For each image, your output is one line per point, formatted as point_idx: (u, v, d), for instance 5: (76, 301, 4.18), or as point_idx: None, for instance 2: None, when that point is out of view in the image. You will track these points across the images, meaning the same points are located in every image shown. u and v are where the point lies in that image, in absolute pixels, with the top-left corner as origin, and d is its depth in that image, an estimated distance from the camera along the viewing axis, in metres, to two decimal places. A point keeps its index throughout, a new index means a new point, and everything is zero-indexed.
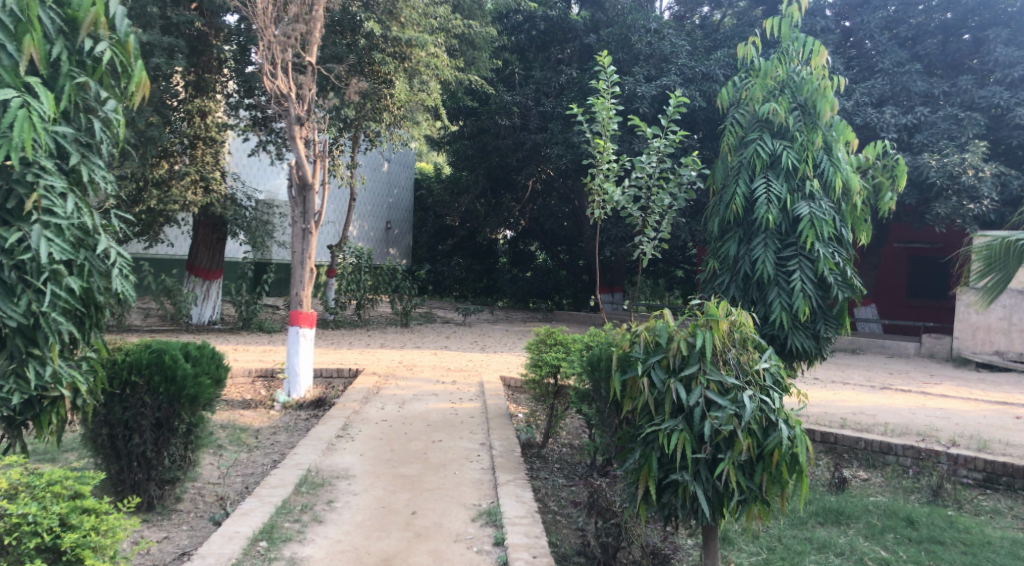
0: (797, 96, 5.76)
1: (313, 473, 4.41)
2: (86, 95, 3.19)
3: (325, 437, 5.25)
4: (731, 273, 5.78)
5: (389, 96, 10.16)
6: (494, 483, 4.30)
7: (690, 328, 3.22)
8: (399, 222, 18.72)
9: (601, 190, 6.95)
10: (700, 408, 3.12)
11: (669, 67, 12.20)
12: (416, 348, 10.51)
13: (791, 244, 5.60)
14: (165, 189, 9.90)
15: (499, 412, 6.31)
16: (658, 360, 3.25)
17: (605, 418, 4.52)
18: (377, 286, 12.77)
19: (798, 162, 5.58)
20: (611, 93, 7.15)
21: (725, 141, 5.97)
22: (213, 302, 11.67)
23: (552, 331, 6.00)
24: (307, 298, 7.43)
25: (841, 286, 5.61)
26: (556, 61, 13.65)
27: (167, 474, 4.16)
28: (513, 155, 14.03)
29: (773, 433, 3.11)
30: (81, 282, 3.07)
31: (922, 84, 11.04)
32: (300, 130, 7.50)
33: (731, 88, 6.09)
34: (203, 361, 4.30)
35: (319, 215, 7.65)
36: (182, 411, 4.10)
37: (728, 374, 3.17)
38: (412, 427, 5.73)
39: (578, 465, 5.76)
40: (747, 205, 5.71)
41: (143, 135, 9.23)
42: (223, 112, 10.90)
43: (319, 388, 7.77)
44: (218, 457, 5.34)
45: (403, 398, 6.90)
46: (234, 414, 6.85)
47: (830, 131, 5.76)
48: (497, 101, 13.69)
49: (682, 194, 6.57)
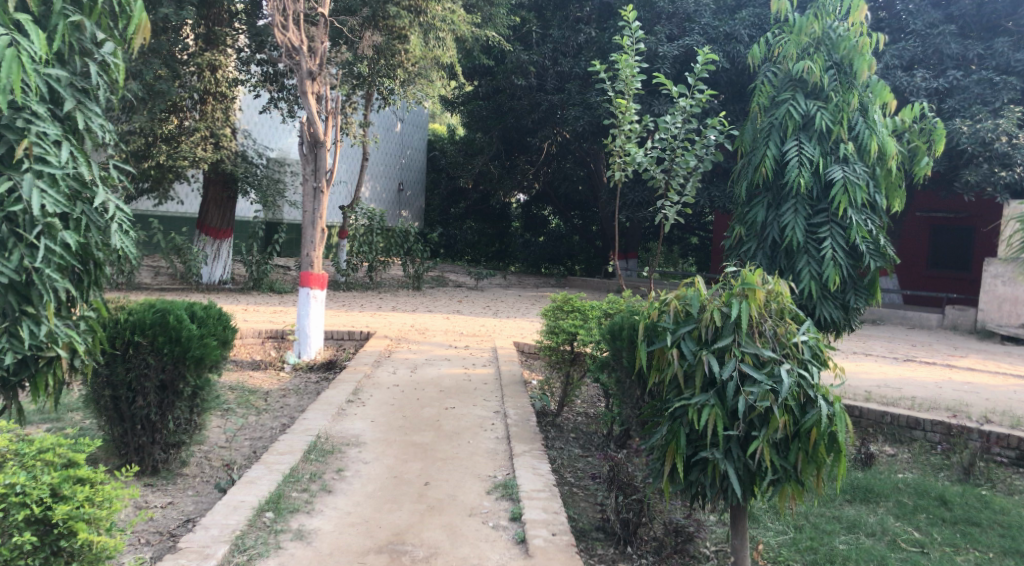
0: (833, 54, 5.43)
1: (323, 440, 4.28)
2: (82, 36, 2.99)
3: (335, 402, 5.11)
4: (758, 240, 5.54)
5: (403, 52, 9.87)
6: (510, 453, 4.15)
7: (724, 298, 3.02)
8: (412, 183, 18.43)
9: (623, 152, 6.69)
10: (734, 383, 2.92)
11: (692, 26, 11.79)
12: (428, 311, 10.37)
13: (822, 210, 5.35)
14: (175, 145, 9.66)
15: (513, 379, 6.16)
16: (688, 330, 3.05)
17: (626, 389, 4.33)
18: (389, 248, 12.64)
19: (832, 124, 5.28)
20: (636, 50, 6.83)
21: (755, 101, 5.67)
22: (224, 262, 11.53)
23: (569, 298, 5.78)
24: (318, 259, 7.25)
25: (873, 255, 5.35)
26: (574, 20, 13.20)
27: (172, 438, 4.04)
28: (528, 116, 13.73)
29: (811, 411, 2.90)
30: (77, 236, 2.92)
31: (956, 46, 10.59)
32: (312, 86, 7.25)
33: (763, 44, 5.77)
34: (209, 323, 4.14)
35: (330, 174, 7.44)
36: (186, 373, 3.96)
37: (764, 347, 2.95)
38: (423, 393, 5.58)
39: (594, 435, 5.61)
40: (778, 169, 5.43)
41: (152, 88, 9.02)
42: (233, 67, 10.43)
43: (330, 351, 7.64)
44: (226, 420, 5.24)
45: (415, 362, 6.76)
46: (244, 376, 6.73)
47: (867, 91, 5.45)
48: (513, 60, 13.29)
49: (708, 157, 6.29)
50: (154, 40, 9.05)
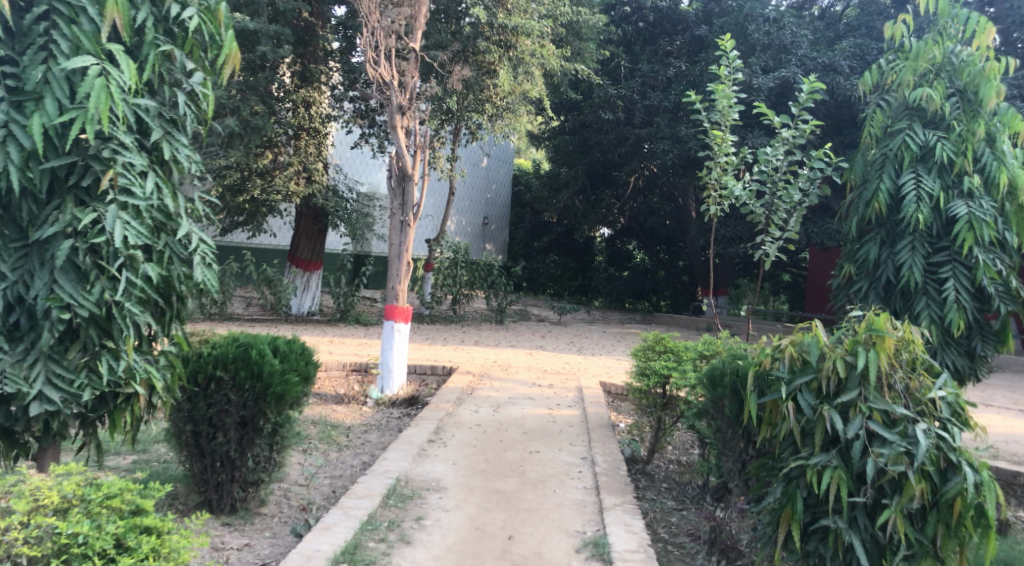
0: (956, 80, 4.95)
1: (402, 484, 4.13)
2: (172, 66, 3.09)
3: (416, 441, 4.95)
4: (870, 280, 5.07)
5: (492, 87, 9.86)
6: (600, 507, 3.89)
7: (849, 346, 2.65)
8: (498, 217, 18.49)
9: (719, 185, 6.38)
10: (861, 443, 2.53)
11: (788, 57, 11.31)
12: (511, 347, 10.17)
13: (943, 248, 4.84)
14: (269, 179, 9.95)
15: (600, 422, 5.84)
16: (806, 381, 2.71)
17: (727, 441, 3.98)
18: (473, 281, 12.55)
19: (954, 155, 4.78)
20: (734, 79, 6.52)
21: (867, 131, 5.26)
22: (313, 293, 11.69)
23: (661, 337, 5.47)
24: (403, 292, 7.17)
25: (1004, 297, 4.77)
26: (663, 53, 13.02)
27: (251, 476, 3.97)
28: (615, 150, 13.50)
29: (953, 479, 2.45)
30: (159, 269, 3.00)
31: None
32: (401, 120, 7.25)
33: (875, 70, 5.36)
34: (291, 358, 4.06)
35: (417, 207, 7.39)
36: (267, 409, 3.87)
37: (896, 403, 2.56)
38: (507, 434, 5.35)
39: (688, 486, 5.23)
40: (893, 203, 4.96)
41: (249, 124, 9.33)
42: (327, 104, 10.78)
43: (412, 386, 7.54)
44: (308, 455, 5.18)
45: (498, 400, 6.55)
46: (327, 410, 6.70)
47: (994, 119, 4.91)
48: (601, 94, 13.11)
49: (813, 191, 5.87)
50: (253, 77, 9.38)
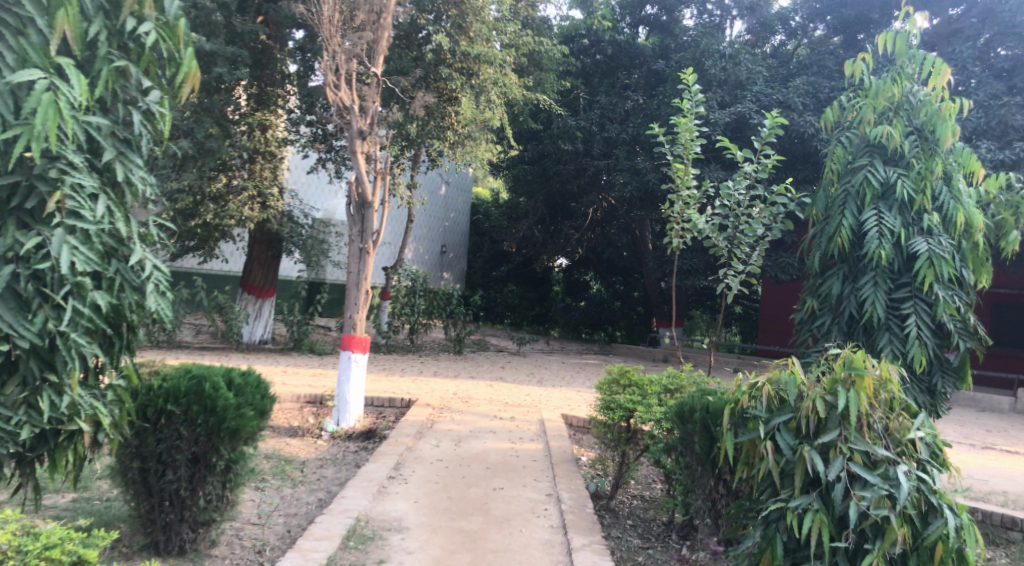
0: (913, 119, 5.09)
1: (362, 523, 3.97)
2: (127, 82, 2.94)
3: (375, 478, 4.78)
4: (833, 314, 5.10)
5: (454, 115, 9.82)
6: (568, 548, 3.78)
7: (828, 384, 2.62)
8: (456, 246, 18.42)
9: (681, 218, 6.40)
10: (843, 484, 2.49)
11: (743, 93, 11.56)
12: (471, 377, 10.01)
13: (903, 284, 4.91)
14: (222, 204, 9.70)
15: (563, 457, 5.74)
16: (784, 420, 2.67)
17: (698, 478, 3.90)
18: (431, 310, 12.36)
19: (914, 193, 4.88)
20: (696, 113, 6.58)
21: (829, 166, 5.34)
22: (265, 321, 11.39)
23: (625, 370, 5.39)
24: (361, 321, 6.99)
25: (963, 333, 4.85)
26: (621, 86, 13.24)
27: (201, 517, 3.76)
28: (574, 181, 13.56)
29: (935, 522, 2.43)
30: (109, 297, 2.83)
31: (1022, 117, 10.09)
32: (362, 146, 7.14)
33: (836, 108, 5.47)
34: (246, 391, 3.86)
35: (377, 234, 7.25)
36: (220, 446, 3.68)
37: (876, 444, 2.53)
38: (469, 470, 5.21)
39: (653, 523, 5.16)
40: (855, 239, 5.03)
41: (203, 147, 9.12)
42: (284, 128, 10.54)
43: (370, 419, 7.33)
44: (261, 491, 4.97)
45: (459, 434, 6.40)
46: (280, 443, 6.47)
47: (950, 158, 5.04)
48: (560, 125, 13.17)
49: (775, 225, 5.94)
50: (208, 99, 9.19)
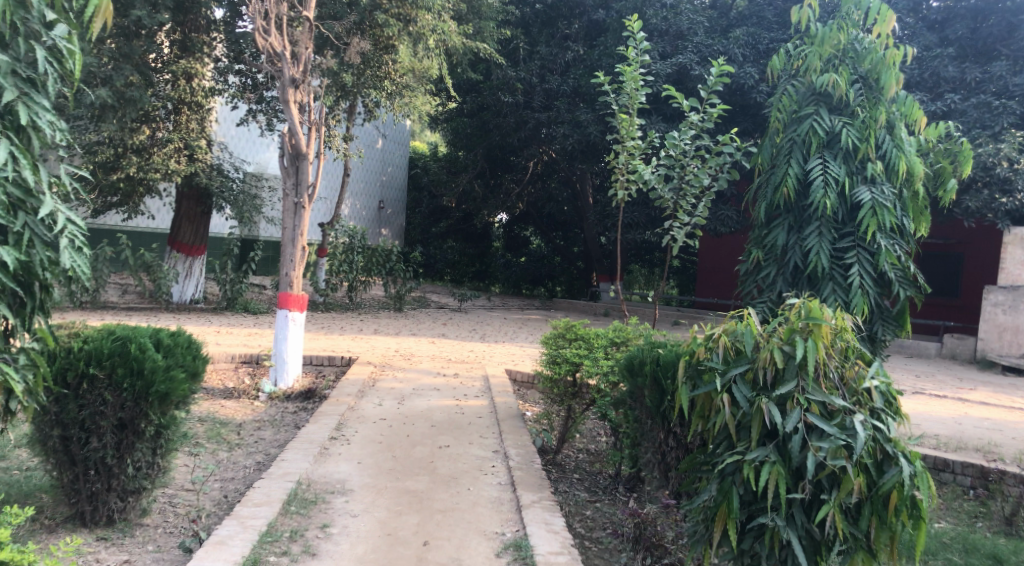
0: (858, 68, 5.08)
1: (304, 487, 3.82)
2: (28, 14, 2.61)
3: (316, 439, 4.60)
4: (778, 265, 5.12)
5: (391, 63, 9.43)
6: (518, 505, 3.72)
7: (786, 334, 2.57)
8: (394, 201, 18.03)
9: (627, 169, 6.30)
10: (800, 436, 2.46)
11: (684, 44, 11.42)
12: (412, 335, 9.82)
13: (847, 234, 4.96)
14: (146, 156, 9.10)
15: (509, 413, 5.66)
16: (741, 372, 2.61)
17: (647, 432, 3.86)
18: (370, 267, 12.06)
19: (859, 142, 4.90)
20: (641, 61, 6.44)
21: (775, 116, 5.31)
22: (196, 279, 10.92)
23: (572, 324, 5.30)
24: (298, 279, 6.71)
25: (902, 282, 4.93)
26: (562, 37, 12.99)
27: (131, 485, 3.52)
28: (514, 134, 13.30)
29: (890, 471, 2.43)
30: (16, 253, 2.57)
31: (953, 69, 10.31)
32: (295, 94, 6.77)
33: (782, 55, 5.43)
34: (176, 352, 3.60)
35: (313, 188, 6.92)
36: (149, 410, 3.44)
37: (833, 394, 2.50)
38: (414, 428, 5.08)
39: (599, 476, 5.14)
40: (801, 189, 5.04)
41: (122, 95, 8.53)
42: (210, 76, 9.99)
43: (309, 378, 7.10)
44: (195, 456, 4.74)
45: (402, 392, 6.25)
46: (215, 405, 6.20)
47: (893, 106, 5.06)
48: (499, 76, 12.85)
49: (721, 175, 5.90)
50: (127, 45, 8.60)
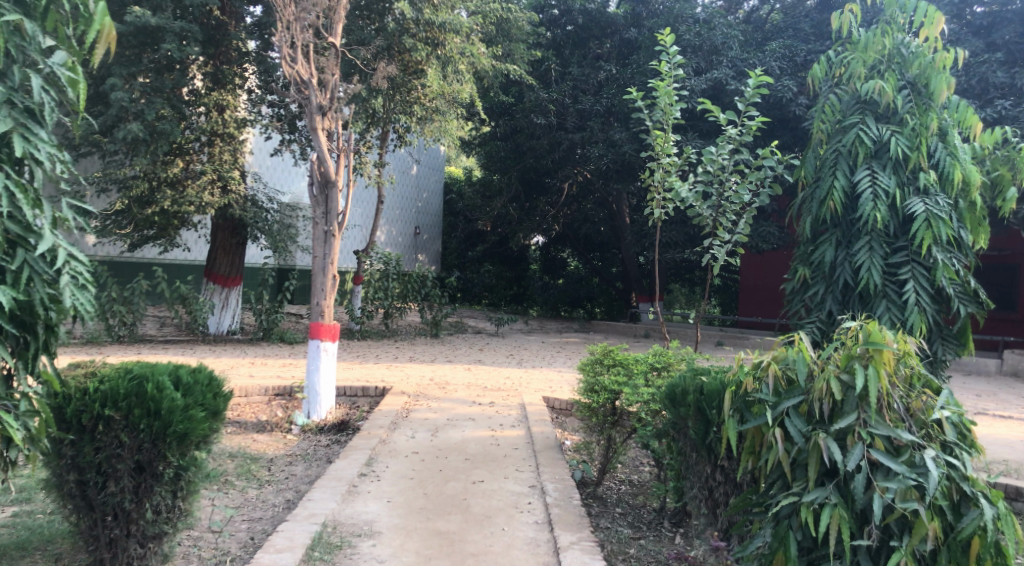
0: (905, 73, 4.79)
1: (330, 530, 3.64)
2: (24, 42, 2.55)
3: (345, 476, 4.43)
4: (826, 283, 4.83)
5: (421, 88, 9.37)
6: (554, 547, 3.49)
7: (843, 362, 2.31)
8: (429, 226, 18.02)
9: (663, 187, 6.07)
10: (864, 475, 2.18)
11: (719, 59, 11.17)
12: (448, 362, 9.66)
13: (900, 248, 4.66)
14: (180, 189, 9.08)
15: (547, 444, 5.42)
16: (794, 404, 2.36)
17: (693, 465, 3.60)
18: (405, 293, 11.97)
19: (909, 150, 4.61)
20: (675, 76, 6.24)
21: (818, 126, 5.05)
22: (233, 310, 10.94)
23: (609, 350, 5.07)
24: (329, 308, 6.59)
25: (963, 298, 4.59)
26: (594, 57, 12.85)
27: (150, 530, 3.38)
28: (548, 156, 13.18)
29: (969, 514, 2.12)
30: (13, 292, 2.51)
31: (1003, 74, 9.85)
32: (322, 122, 6.69)
33: (824, 63, 5.17)
34: (196, 391, 3.44)
35: (342, 216, 6.81)
36: (167, 452, 3.30)
37: (899, 427, 2.22)
38: (447, 462, 4.88)
39: (643, 510, 4.87)
40: (848, 202, 4.77)
41: (154, 129, 8.61)
42: (244, 109, 10.06)
43: (342, 409, 6.97)
44: (222, 494, 4.61)
45: (436, 423, 6.06)
46: (246, 439, 6.08)
47: (945, 113, 4.75)
48: (532, 98, 12.77)
49: (763, 190, 5.63)
50: (158, 79, 8.77)
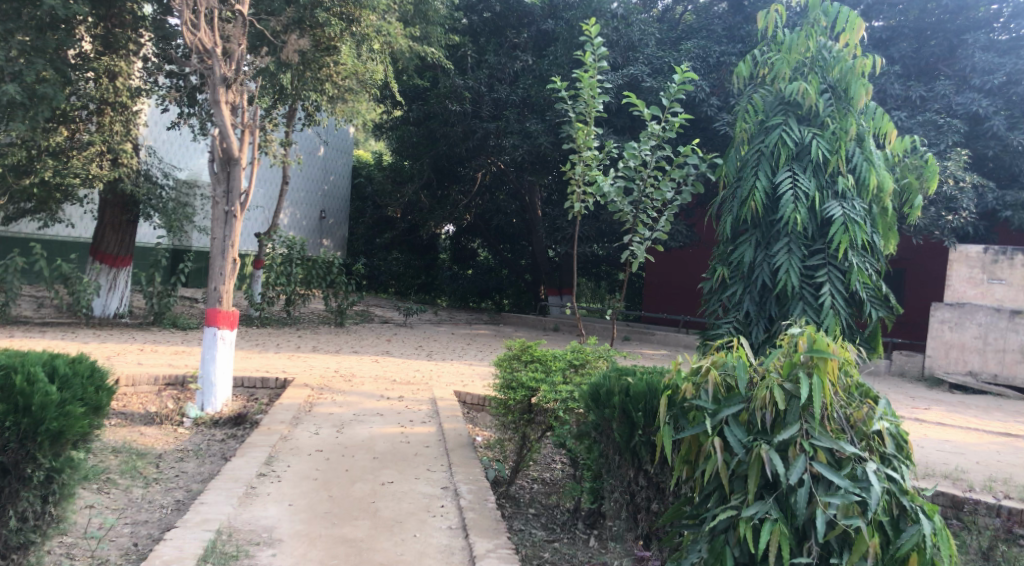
0: (827, 77, 4.85)
1: (225, 538, 3.31)
2: None
3: (242, 477, 4.07)
4: (744, 283, 4.85)
5: (332, 65, 8.94)
6: (470, 555, 3.29)
7: (786, 370, 2.22)
8: (336, 211, 17.41)
9: (584, 181, 5.96)
10: (806, 488, 2.10)
11: (636, 56, 11.26)
12: (354, 353, 9.28)
13: (817, 251, 4.72)
14: (64, 160, 8.33)
15: (459, 442, 5.21)
16: (734, 412, 2.26)
17: (615, 469, 3.48)
18: (309, 280, 11.46)
19: (829, 154, 4.67)
20: (599, 68, 6.13)
21: (741, 125, 5.06)
22: (121, 293, 10.15)
23: (527, 345, 4.90)
24: (228, 294, 6.15)
25: (874, 302, 4.72)
26: (510, 46, 12.58)
27: (14, 540, 2.89)
28: (462, 143, 12.92)
29: (908, 530, 2.07)
30: None
31: (898, 87, 10.30)
32: (226, 94, 6.21)
33: (749, 61, 5.18)
34: (75, 383, 3.03)
35: (245, 197, 6.35)
36: (38, 452, 2.87)
37: (841, 438, 2.15)
38: (354, 462, 4.60)
39: (556, 510, 4.75)
40: (769, 203, 4.80)
41: (33, 91, 7.80)
42: (137, 77, 9.31)
43: (239, 402, 6.53)
44: (102, 495, 4.16)
45: (342, 418, 5.74)
46: (131, 433, 5.58)
47: (863, 119, 4.84)
48: (447, 84, 12.45)
49: (684, 188, 5.61)
50: (39, 38, 7.95)
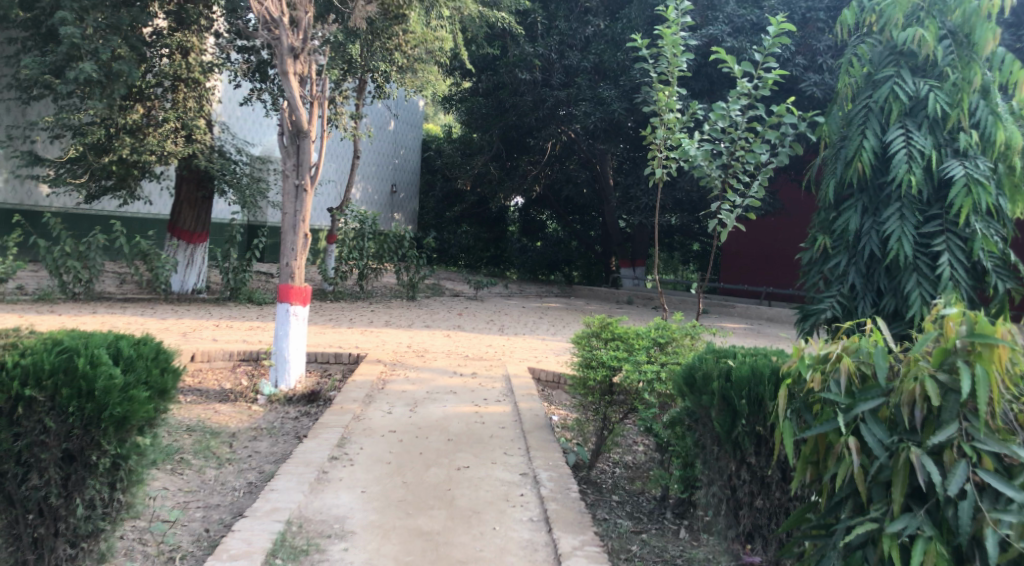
0: (946, 22, 4.30)
1: (296, 529, 3.15)
2: None
3: (314, 461, 3.92)
4: (849, 254, 4.40)
5: (402, 35, 8.68)
6: (555, 553, 3.03)
7: (938, 358, 1.84)
8: (406, 185, 17.33)
9: (666, 145, 5.54)
10: (970, 501, 1.74)
11: (714, 14, 10.53)
12: (426, 327, 9.14)
13: (934, 217, 4.22)
14: (140, 137, 8.38)
15: (537, 423, 4.95)
16: (872, 408, 1.91)
17: (713, 460, 3.15)
18: (381, 254, 11.40)
19: (949, 108, 4.13)
20: (683, 23, 5.66)
21: (846, 80, 4.58)
22: (198, 269, 10.27)
23: (607, 322, 4.58)
24: (299, 270, 6.03)
25: (1001, 272, 4.19)
26: (582, 11, 12.08)
27: (83, 529, 2.79)
28: (531, 113, 12.51)
29: None
30: None
31: (1010, 36, 9.37)
32: (295, 66, 6.02)
33: (854, 8, 4.65)
34: (139, 365, 2.86)
35: (315, 170, 6.18)
36: (102, 439, 2.73)
37: (1012, 441, 1.78)
38: (428, 444, 4.40)
39: (642, 497, 4.45)
40: (878, 164, 4.31)
41: (109, 69, 7.88)
42: (211, 54, 9.29)
43: (312, 378, 6.44)
44: (176, 475, 4.09)
45: (415, 397, 5.57)
46: (207, 410, 5.55)
47: (989, 68, 4.27)
48: (516, 52, 11.96)
49: (781, 150, 5.13)
50: (114, 14, 7.98)
